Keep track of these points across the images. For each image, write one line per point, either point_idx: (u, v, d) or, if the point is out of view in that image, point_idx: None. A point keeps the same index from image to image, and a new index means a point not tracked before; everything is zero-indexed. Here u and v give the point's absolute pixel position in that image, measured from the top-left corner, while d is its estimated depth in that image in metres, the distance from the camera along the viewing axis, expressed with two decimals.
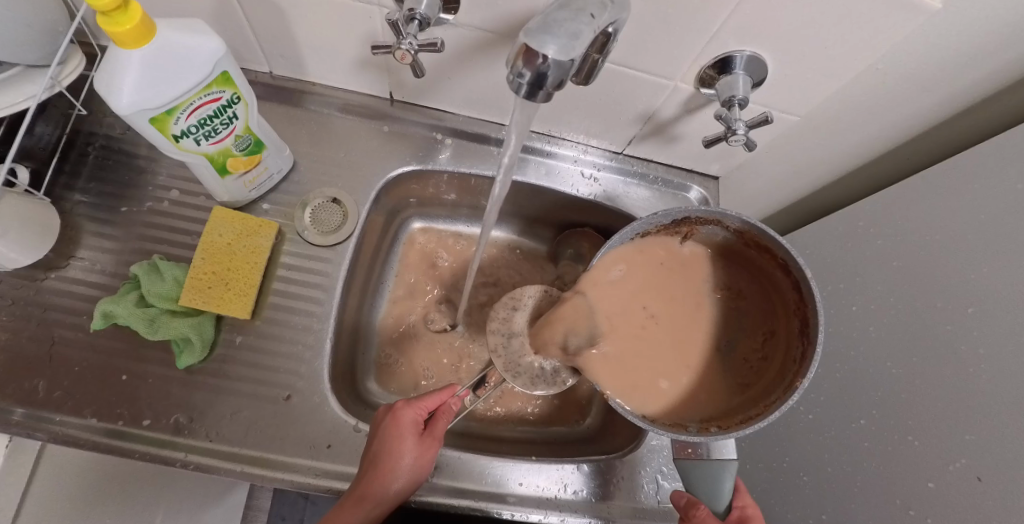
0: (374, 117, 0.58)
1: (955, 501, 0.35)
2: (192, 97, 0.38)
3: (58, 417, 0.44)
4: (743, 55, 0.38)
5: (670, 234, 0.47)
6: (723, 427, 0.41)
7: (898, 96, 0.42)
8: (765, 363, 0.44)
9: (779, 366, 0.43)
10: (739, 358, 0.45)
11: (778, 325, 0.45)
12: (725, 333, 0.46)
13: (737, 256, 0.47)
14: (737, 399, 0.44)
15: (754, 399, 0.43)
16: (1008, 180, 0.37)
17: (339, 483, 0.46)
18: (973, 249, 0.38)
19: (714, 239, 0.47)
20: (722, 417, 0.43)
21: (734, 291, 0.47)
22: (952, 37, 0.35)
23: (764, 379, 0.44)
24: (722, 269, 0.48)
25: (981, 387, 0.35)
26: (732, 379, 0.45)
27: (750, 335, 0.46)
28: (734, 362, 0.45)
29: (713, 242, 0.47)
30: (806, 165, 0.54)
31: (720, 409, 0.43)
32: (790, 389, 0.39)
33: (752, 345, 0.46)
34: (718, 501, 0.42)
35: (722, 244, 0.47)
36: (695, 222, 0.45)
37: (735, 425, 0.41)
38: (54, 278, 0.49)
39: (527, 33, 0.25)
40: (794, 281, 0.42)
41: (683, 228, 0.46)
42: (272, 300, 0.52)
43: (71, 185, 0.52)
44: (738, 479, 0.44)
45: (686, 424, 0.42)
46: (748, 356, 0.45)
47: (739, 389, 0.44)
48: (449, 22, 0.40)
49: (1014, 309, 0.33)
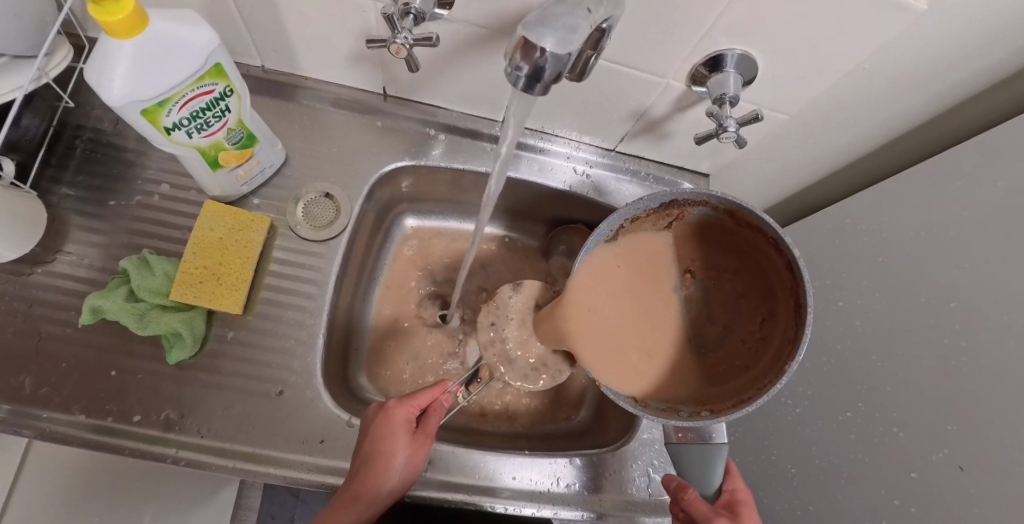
0: (365, 112, 0.58)
1: (939, 492, 0.36)
2: (185, 89, 0.37)
3: (46, 413, 0.44)
4: (734, 53, 0.38)
5: (660, 218, 0.46)
6: (714, 411, 0.41)
7: (886, 95, 0.43)
8: (761, 346, 0.43)
9: (776, 349, 0.41)
10: (735, 340, 0.45)
11: (776, 307, 0.43)
12: (718, 317, 0.46)
13: (731, 236, 0.46)
14: (737, 382, 0.43)
15: (749, 382, 0.42)
16: (988, 180, 0.38)
17: (332, 478, 0.46)
18: (955, 246, 0.39)
19: (706, 219, 0.46)
20: (716, 401, 0.43)
21: (729, 272, 0.47)
22: (939, 38, 0.36)
23: (762, 362, 0.42)
24: (716, 250, 0.47)
25: (963, 381, 0.35)
26: (727, 362, 0.45)
27: (747, 318, 0.45)
28: (729, 346, 0.45)
29: (706, 223, 0.46)
30: (796, 164, 0.54)
31: (717, 394, 0.44)
32: (781, 372, 0.38)
33: (749, 328, 0.45)
34: (708, 486, 0.43)
35: (715, 224, 0.46)
36: (684, 204, 0.45)
37: (726, 409, 0.41)
38: (40, 272, 0.48)
39: (526, 26, 0.24)
40: (786, 262, 0.41)
41: (672, 212, 0.46)
42: (264, 295, 0.51)
43: (58, 178, 0.52)
44: (731, 463, 0.44)
45: (678, 408, 0.43)
46: (745, 340, 0.45)
47: (737, 372, 0.44)
48: (443, 18, 0.39)
49: (998, 305, 0.34)
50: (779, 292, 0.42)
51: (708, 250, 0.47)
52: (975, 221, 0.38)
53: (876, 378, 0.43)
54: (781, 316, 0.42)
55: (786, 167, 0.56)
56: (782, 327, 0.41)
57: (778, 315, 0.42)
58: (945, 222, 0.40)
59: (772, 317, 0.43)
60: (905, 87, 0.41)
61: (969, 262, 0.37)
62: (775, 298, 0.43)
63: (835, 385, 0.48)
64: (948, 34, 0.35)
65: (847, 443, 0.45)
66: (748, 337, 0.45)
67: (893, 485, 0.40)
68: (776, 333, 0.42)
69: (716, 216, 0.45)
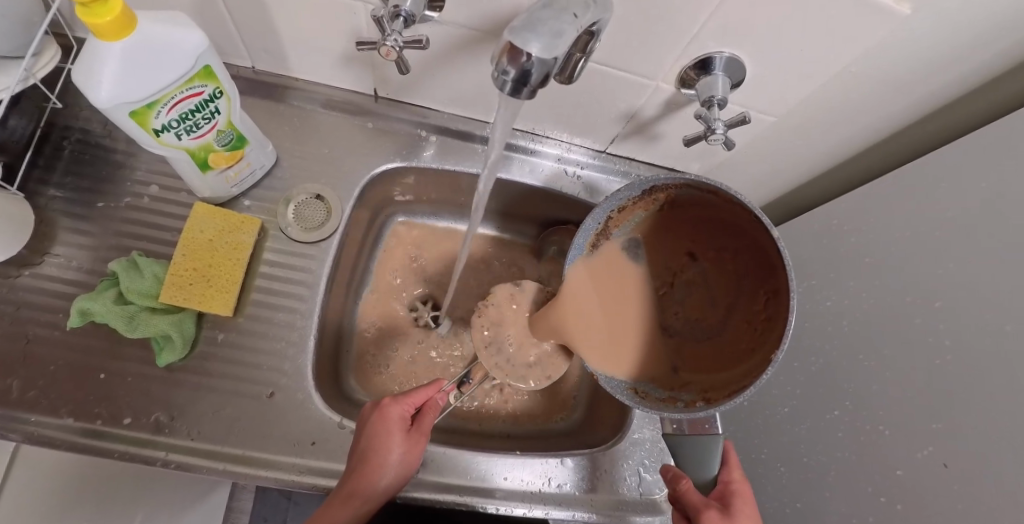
0: (357, 113, 0.58)
1: (924, 489, 0.36)
2: (174, 91, 0.37)
3: (34, 417, 0.44)
4: (722, 56, 0.39)
5: (649, 204, 0.46)
6: (710, 401, 0.41)
7: (873, 96, 0.43)
8: (766, 327, 0.41)
9: (778, 332, 0.38)
10: (740, 323, 0.44)
11: (779, 285, 0.40)
12: (720, 300, 0.46)
13: (727, 214, 0.44)
14: (742, 367, 0.41)
15: (751, 370, 0.40)
16: (974, 182, 0.38)
17: (323, 480, 0.45)
18: (940, 246, 0.40)
19: (698, 198, 0.45)
20: (717, 389, 0.42)
21: (728, 252, 0.46)
22: (922, 40, 0.36)
23: (767, 344, 0.39)
24: (713, 230, 0.46)
25: (947, 380, 0.36)
26: (731, 346, 0.44)
27: (751, 298, 0.43)
28: (733, 330, 0.44)
29: (699, 202, 0.45)
30: (785, 165, 0.55)
31: (722, 380, 0.43)
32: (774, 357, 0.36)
33: (756, 309, 0.42)
34: (703, 473, 0.43)
35: (709, 202, 0.44)
36: (666, 188, 0.44)
37: (722, 398, 0.40)
38: (28, 275, 0.48)
39: (512, 31, 0.24)
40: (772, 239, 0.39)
41: (658, 196, 0.45)
42: (254, 297, 0.51)
43: (45, 180, 0.51)
44: (728, 451, 0.43)
45: (678, 397, 0.43)
46: (748, 322, 0.43)
47: (745, 355, 0.42)
48: (434, 20, 0.40)
49: (982, 306, 0.35)
50: (779, 269, 0.40)
51: (705, 231, 0.47)
52: (960, 221, 0.38)
53: (863, 377, 0.44)
54: (784, 294, 0.39)
55: (775, 168, 0.56)
56: (779, 309, 0.39)
57: (781, 294, 0.39)
58: (933, 222, 0.41)
59: (775, 295, 0.40)
60: (892, 90, 0.42)
61: (954, 263, 0.38)
62: (777, 275, 0.40)
63: (821, 384, 0.48)
64: (930, 35, 0.36)
65: (834, 442, 0.46)
66: (755, 318, 0.42)
67: (880, 483, 0.40)
68: (778, 314, 0.39)
69: (705, 195, 0.44)
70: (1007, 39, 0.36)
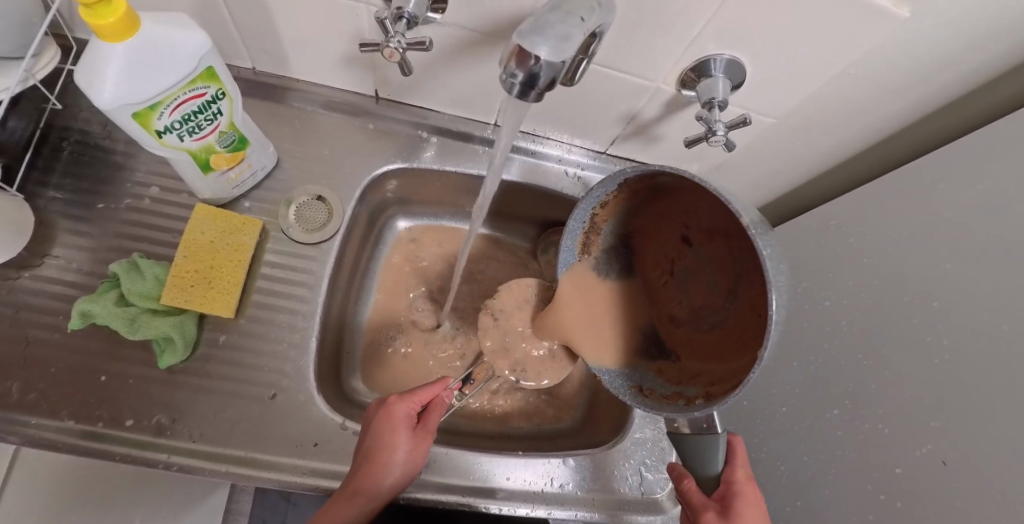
0: (356, 114, 0.58)
1: (922, 487, 0.37)
2: (177, 92, 0.37)
3: (34, 420, 0.43)
4: (721, 58, 0.39)
5: (631, 195, 0.45)
6: (711, 396, 0.36)
7: (871, 96, 0.44)
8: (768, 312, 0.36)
9: None
10: (744, 309, 0.39)
11: None
12: (724, 283, 0.42)
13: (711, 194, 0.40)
14: (747, 357, 0.37)
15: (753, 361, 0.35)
16: (974, 184, 0.39)
17: (326, 481, 0.45)
18: (939, 247, 0.40)
19: (678, 182, 0.42)
20: (723, 382, 0.37)
21: (723, 233, 0.41)
22: (919, 43, 0.37)
23: None
24: (703, 210, 0.42)
25: (945, 379, 0.36)
26: (737, 334, 0.39)
27: (754, 282, 0.38)
28: (738, 316, 0.40)
29: (681, 185, 0.42)
30: (783, 165, 0.56)
31: (729, 371, 0.38)
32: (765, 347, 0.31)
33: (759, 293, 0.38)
34: (709, 472, 0.42)
35: (691, 185, 0.41)
36: (641, 180, 0.43)
37: (722, 394, 0.35)
38: (27, 277, 0.48)
39: (520, 34, 0.25)
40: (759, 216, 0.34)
41: (638, 186, 0.44)
42: (255, 298, 0.51)
43: (44, 181, 0.51)
44: (735, 449, 0.42)
45: (683, 393, 0.40)
46: (751, 308, 0.38)
47: (750, 345, 0.37)
48: (437, 22, 0.40)
49: (982, 307, 0.35)
50: None
51: (694, 214, 0.43)
52: (959, 222, 0.39)
53: (861, 376, 0.44)
54: None
55: (774, 169, 0.57)
56: None
57: None
58: (931, 223, 0.41)
59: None
60: (889, 91, 0.43)
61: (951, 263, 0.38)
62: None
63: (820, 384, 0.49)
64: (925, 39, 0.36)
65: (832, 441, 0.46)
66: (759, 304, 0.38)
67: (878, 481, 0.41)
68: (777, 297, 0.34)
69: (682, 179, 0.41)
70: (1003, 41, 0.37)
